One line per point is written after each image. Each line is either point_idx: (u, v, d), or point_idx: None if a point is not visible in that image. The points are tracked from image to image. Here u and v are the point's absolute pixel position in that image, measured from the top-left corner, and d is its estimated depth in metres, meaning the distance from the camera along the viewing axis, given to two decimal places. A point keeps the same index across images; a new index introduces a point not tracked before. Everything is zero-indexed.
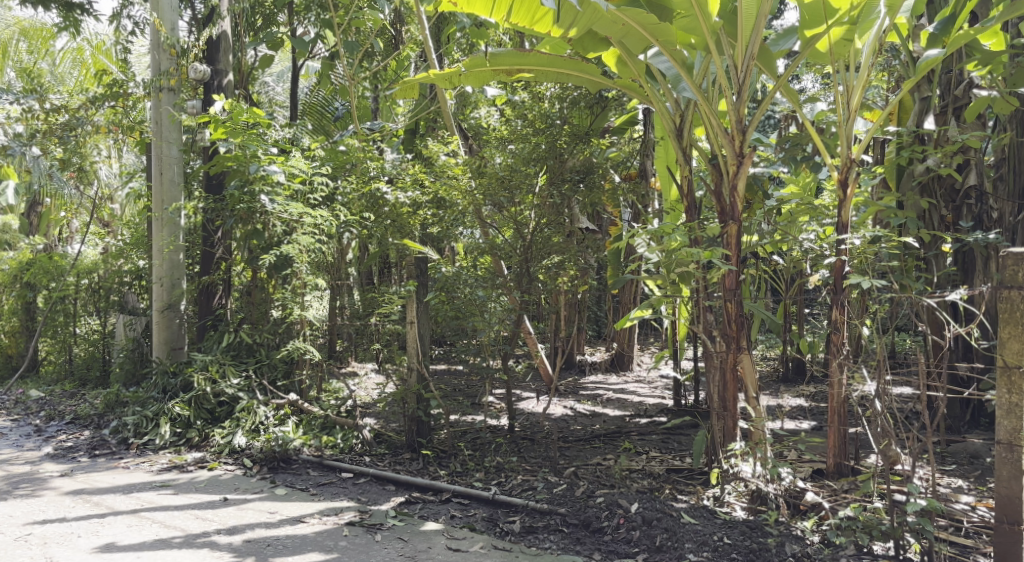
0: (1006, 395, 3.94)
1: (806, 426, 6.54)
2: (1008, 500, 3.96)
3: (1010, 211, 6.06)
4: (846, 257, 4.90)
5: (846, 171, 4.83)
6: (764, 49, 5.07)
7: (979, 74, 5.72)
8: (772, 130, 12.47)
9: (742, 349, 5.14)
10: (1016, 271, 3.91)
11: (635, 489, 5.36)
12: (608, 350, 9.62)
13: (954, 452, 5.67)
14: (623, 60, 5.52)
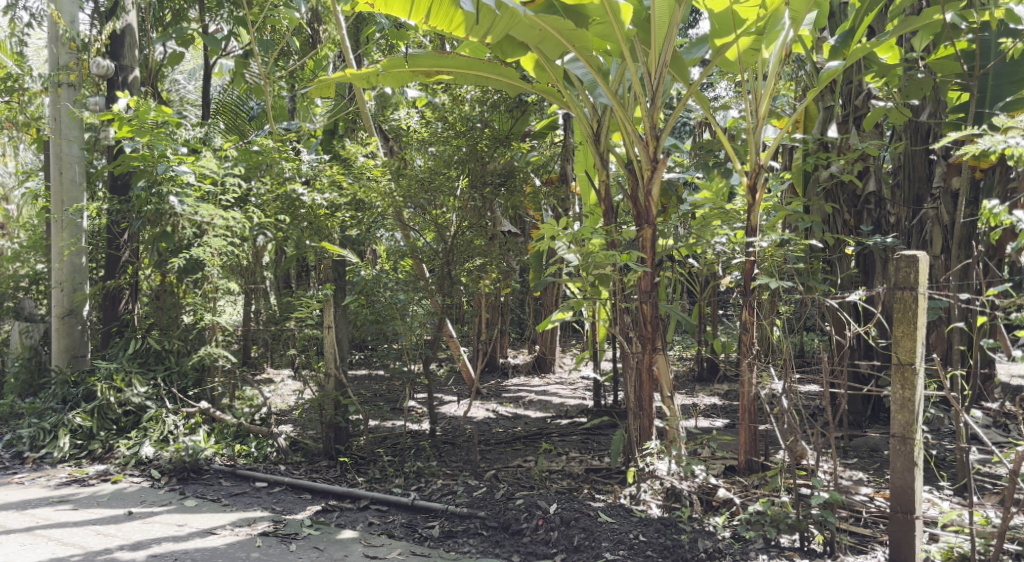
0: (900, 391, 4.13)
1: (719, 424, 6.72)
2: (902, 491, 4.16)
3: (905, 216, 6.37)
4: (754, 259, 5.05)
5: (755, 176, 4.98)
6: (677, 57, 5.16)
7: (876, 85, 6.00)
8: (687, 137, 12.79)
9: (658, 349, 5.31)
10: (908, 273, 4.09)
11: (554, 489, 5.44)
12: (530, 351, 9.69)
13: (856, 447, 5.92)
14: (540, 65, 5.56)
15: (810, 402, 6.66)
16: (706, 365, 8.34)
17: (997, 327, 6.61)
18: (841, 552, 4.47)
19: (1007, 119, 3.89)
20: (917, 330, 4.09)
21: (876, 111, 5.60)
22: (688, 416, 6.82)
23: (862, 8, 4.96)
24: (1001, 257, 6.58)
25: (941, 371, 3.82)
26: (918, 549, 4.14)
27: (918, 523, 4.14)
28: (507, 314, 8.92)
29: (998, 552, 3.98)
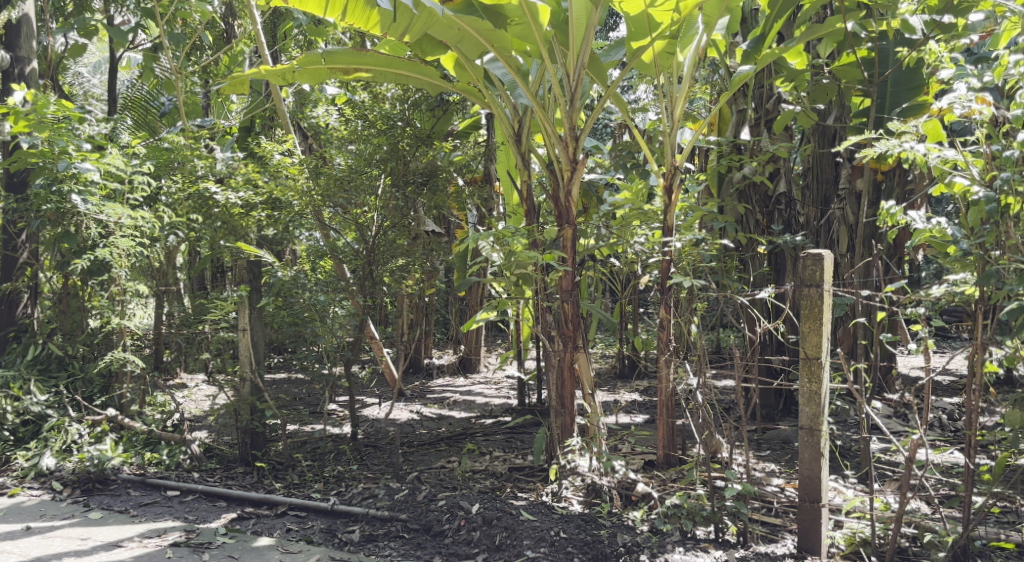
0: (807, 384, 4.27)
1: (639, 420, 6.82)
2: (809, 480, 4.30)
3: (814, 216, 6.52)
4: (671, 258, 5.08)
5: (672, 178, 5.04)
6: (595, 59, 5.19)
7: (785, 89, 6.19)
8: (606, 138, 12.97)
9: (578, 347, 5.33)
10: (814, 271, 4.24)
11: (477, 490, 5.42)
12: (455, 352, 9.66)
13: (768, 439, 6.09)
14: (460, 65, 5.54)
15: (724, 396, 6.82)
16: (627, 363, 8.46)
17: (898, 321, 6.88)
18: (753, 541, 4.60)
19: (901, 125, 4.11)
20: (823, 325, 4.22)
21: (786, 115, 5.80)
22: (608, 413, 6.91)
23: (771, 15, 4.99)
24: (902, 255, 6.86)
25: (845, 366, 3.96)
26: (823, 535, 4.31)
27: (823, 510, 4.30)
28: (430, 313, 8.87)
29: (896, 536, 4.18)
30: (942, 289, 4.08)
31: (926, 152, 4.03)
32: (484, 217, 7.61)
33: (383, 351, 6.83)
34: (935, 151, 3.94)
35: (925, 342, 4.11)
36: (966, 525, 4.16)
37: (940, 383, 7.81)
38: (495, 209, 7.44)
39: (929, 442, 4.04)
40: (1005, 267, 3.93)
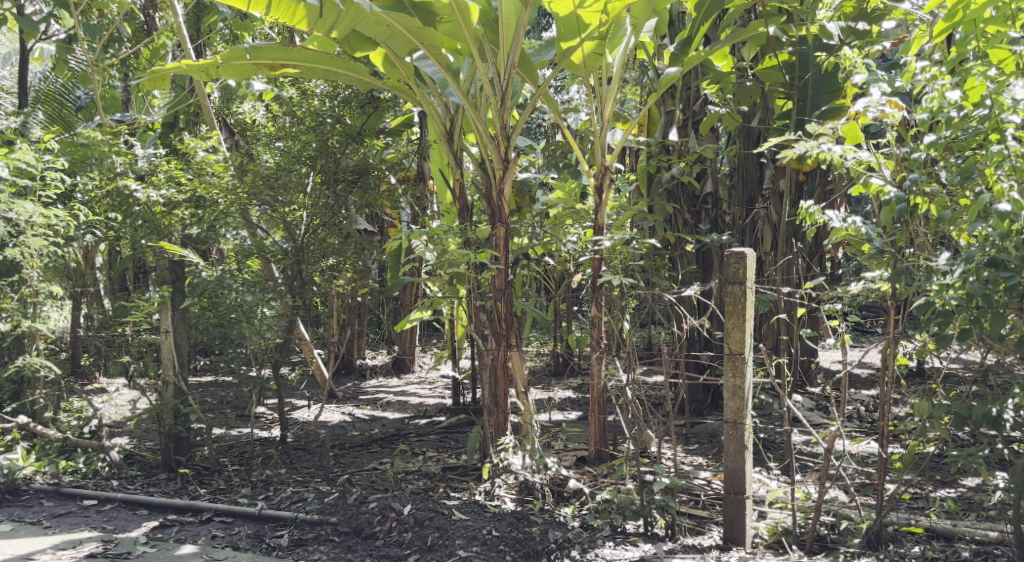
0: (731, 379, 4.34)
1: (572, 417, 6.84)
2: (733, 473, 4.38)
3: (739, 216, 6.60)
4: (602, 258, 5.01)
5: (602, 177, 5.00)
6: (525, 58, 5.16)
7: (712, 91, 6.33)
8: (540, 138, 12.97)
9: (512, 346, 5.19)
10: (738, 269, 4.29)
11: (409, 491, 5.34)
12: (389, 352, 9.56)
13: (696, 434, 6.16)
14: (390, 61, 5.47)
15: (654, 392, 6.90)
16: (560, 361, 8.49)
17: (819, 318, 6.94)
18: (681, 534, 4.67)
19: (819, 126, 4.26)
20: (746, 322, 4.29)
21: (711, 117, 5.91)
22: (541, 411, 6.92)
23: (697, 18, 5.06)
24: (822, 253, 7.05)
25: (768, 362, 4.03)
26: (748, 526, 4.41)
27: (748, 501, 4.39)
28: (362, 313, 8.76)
29: (815, 524, 4.34)
30: (859, 286, 4.27)
31: (842, 153, 4.19)
32: (417, 216, 7.53)
33: (314, 352, 6.74)
34: (852, 152, 4.13)
35: (842, 337, 4.24)
36: (880, 512, 4.32)
37: (860, 376, 8.04)
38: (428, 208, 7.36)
39: (846, 433, 4.16)
40: (914, 265, 4.11)
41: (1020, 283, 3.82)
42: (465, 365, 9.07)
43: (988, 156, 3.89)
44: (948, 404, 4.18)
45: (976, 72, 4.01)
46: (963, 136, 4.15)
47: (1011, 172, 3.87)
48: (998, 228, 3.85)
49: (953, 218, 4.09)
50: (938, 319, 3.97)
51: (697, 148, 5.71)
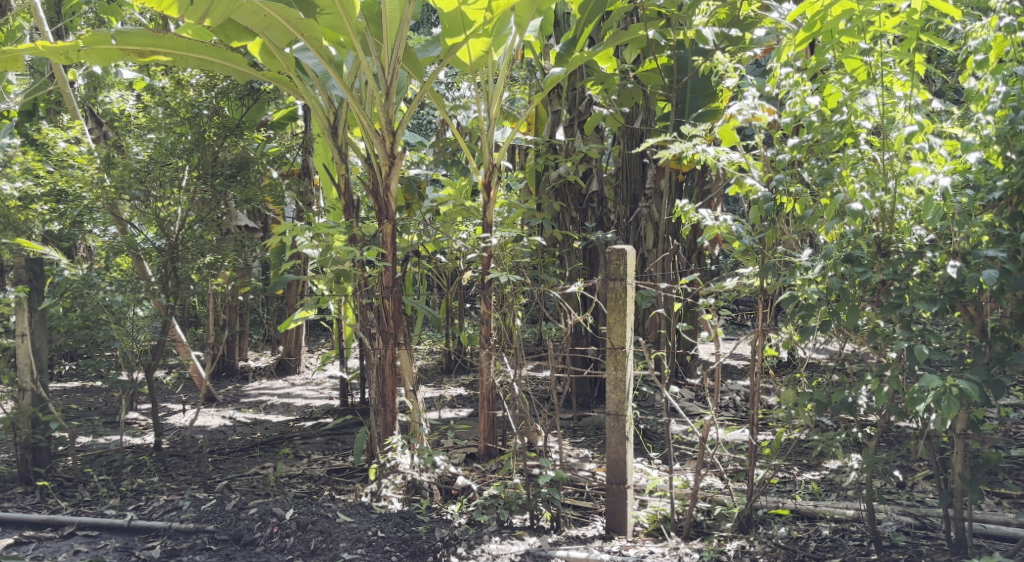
0: (613, 371, 4.43)
1: (462, 414, 6.82)
2: (615, 464, 4.49)
3: (623, 214, 6.78)
4: (490, 254, 4.83)
5: (491, 175, 4.82)
6: (410, 52, 5.07)
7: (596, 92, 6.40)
8: (431, 134, 12.81)
9: (400, 344, 5.03)
10: (619, 265, 4.37)
11: (292, 495, 5.19)
12: (274, 353, 9.29)
13: (583, 427, 6.28)
14: (268, 51, 5.26)
15: (542, 387, 6.99)
16: (450, 359, 8.43)
17: (698, 313, 7.17)
18: (566, 526, 4.75)
19: (692, 128, 4.41)
20: (627, 317, 4.39)
21: (596, 117, 5.94)
22: (430, 409, 6.86)
23: (581, 20, 5.11)
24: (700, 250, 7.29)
25: (647, 356, 4.14)
26: (629, 515, 4.53)
27: (629, 491, 4.52)
28: (245, 313, 8.46)
29: (691, 510, 4.53)
30: (734, 282, 4.57)
31: (716, 154, 4.36)
32: (302, 212, 7.31)
33: (192, 353, 6.47)
34: (724, 154, 4.33)
35: (714, 330, 4.37)
36: (751, 496, 4.52)
37: (735, 367, 8.36)
38: (314, 203, 7.11)
39: (718, 422, 4.35)
40: (779, 260, 4.42)
41: (872, 278, 4.14)
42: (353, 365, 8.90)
43: (844, 159, 4.27)
44: (811, 392, 4.43)
45: (833, 80, 4.31)
46: (826, 140, 4.34)
47: (865, 173, 4.27)
48: (852, 226, 4.23)
49: (813, 217, 4.33)
50: (803, 312, 4.31)
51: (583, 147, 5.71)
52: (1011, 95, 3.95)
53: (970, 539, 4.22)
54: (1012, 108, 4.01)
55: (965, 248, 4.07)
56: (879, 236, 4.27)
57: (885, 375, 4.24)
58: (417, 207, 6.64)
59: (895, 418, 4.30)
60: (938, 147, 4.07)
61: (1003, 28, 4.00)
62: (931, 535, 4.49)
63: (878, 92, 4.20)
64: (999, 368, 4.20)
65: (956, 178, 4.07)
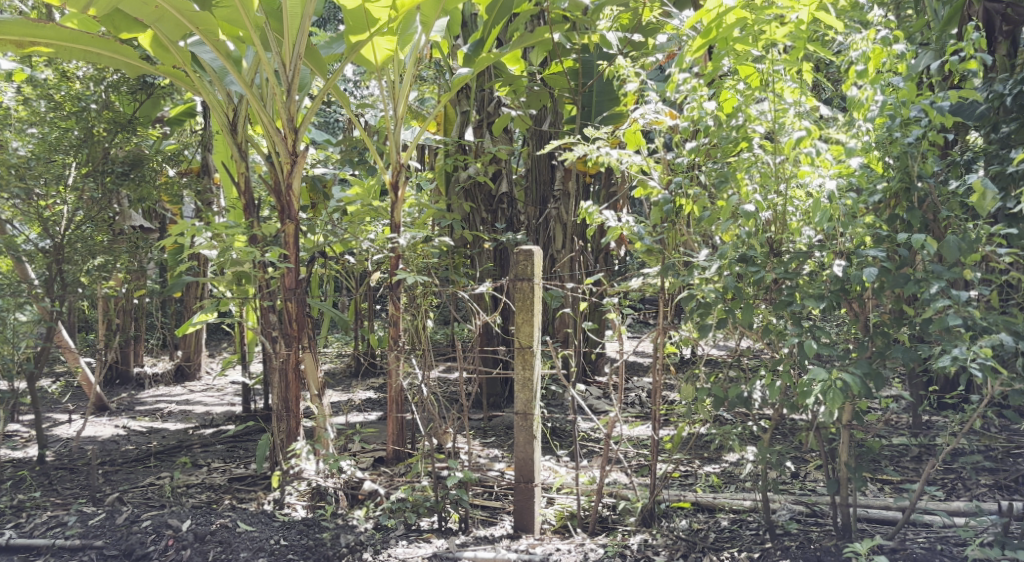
0: (521, 371, 4.46)
1: (371, 418, 6.73)
2: (523, 463, 4.52)
3: (533, 215, 6.87)
4: (399, 255, 4.74)
5: (398, 175, 4.75)
6: (313, 49, 4.97)
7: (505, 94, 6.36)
8: (338, 132, 12.61)
9: (304, 347, 4.93)
10: (526, 266, 4.41)
11: (189, 506, 4.99)
12: (173, 358, 8.93)
13: (494, 427, 6.31)
14: (161, 44, 5.05)
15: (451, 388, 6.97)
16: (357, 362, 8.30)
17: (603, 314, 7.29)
18: (474, 527, 4.75)
19: (596, 131, 4.51)
20: (534, 316, 4.43)
21: (506, 117, 6.04)
22: (336, 414, 6.73)
23: (488, 20, 5.18)
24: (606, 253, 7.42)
25: (555, 354, 4.18)
26: (536, 513, 4.57)
27: (536, 489, 4.56)
28: (141, 317, 8.10)
29: (597, 507, 4.62)
30: (638, 282, 4.67)
31: (618, 157, 4.48)
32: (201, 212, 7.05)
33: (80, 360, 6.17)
34: (626, 157, 4.46)
35: (619, 329, 4.39)
36: (654, 490, 4.64)
37: (638, 364, 8.53)
38: (214, 202, 6.86)
39: (622, 419, 4.43)
40: (678, 260, 4.57)
41: (765, 277, 4.30)
42: (255, 369, 8.64)
43: (739, 162, 4.40)
44: (710, 387, 4.57)
45: (728, 85, 4.51)
46: (722, 144, 4.48)
47: (758, 177, 4.42)
48: (746, 227, 4.40)
49: (710, 219, 4.47)
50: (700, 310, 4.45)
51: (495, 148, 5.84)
52: (888, 105, 4.21)
53: (854, 524, 4.45)
54: (889, 117, 4.35)
55: (849, 248, 4.33)
56: (771, 237, 4.44)
57: (777, 370, 4.43)
58: (322, 207, 6.52)
59: (786, 410, 4.50)
60: (825, 152, 4.29)
61: (880, 40, 4.21)
62: (820, 522, 4.71)
63: (770, 98, 4.37)
64: (880, 361, 4.46)
65: (841, 181, 4.28)
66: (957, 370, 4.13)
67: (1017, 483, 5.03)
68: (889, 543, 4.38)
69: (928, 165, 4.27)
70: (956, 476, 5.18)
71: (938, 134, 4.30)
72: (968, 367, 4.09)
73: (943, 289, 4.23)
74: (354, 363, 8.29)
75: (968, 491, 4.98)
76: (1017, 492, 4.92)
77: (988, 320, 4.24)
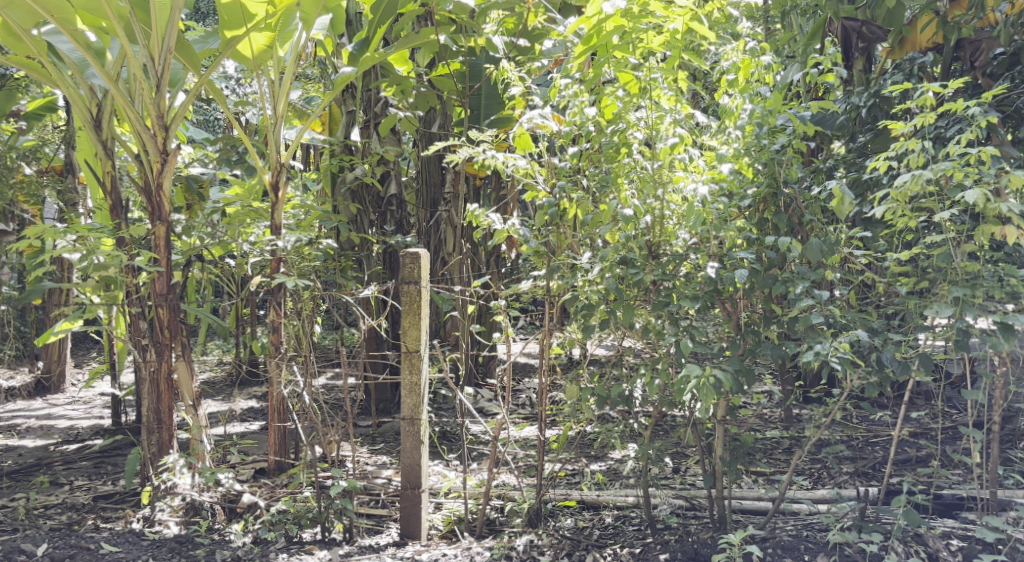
0: (408, 375, 4.40)
1: (252, 428, 6.49)
2: (410, 469, 4.46)
3: (423, 218, 6.85)
4: (282, 257, 4.59)
5: (278, 175, 4.59)
6: (184, 42, 4.72)
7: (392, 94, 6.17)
8: (218, 131, 12.14)
9: (177, 355, 4.64)
10: (413, 269, 4.35)
11: (47, 528, 4.65)
12: (33, 370, 8.32)
13: (383, 433, 6.23)
14: (13, 33, 4.70)
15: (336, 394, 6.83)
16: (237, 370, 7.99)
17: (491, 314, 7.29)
18: (358, 536, 4.65)
19: (481, 133, 4.51)
20: (421, 320, 4.38)
21: (392, 117, 5.90)
22: (214, 424, 6.45)
23: (374, 20, 5.07)
24: (500, 255, 7.38)
25: (441, 356, 4.14)
26: (423, 520, 4.51)
27: (423, 495, 4.50)
28: None
29: (484, 510, 4.62)
30: (527, 284, 4.71)
31: (504, 160, 4.51)
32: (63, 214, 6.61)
33: None
34: (512, 160, 4.50)
35: (507, 332, 4.39)
36: (540, 491, 4.70)
37: (524, 364, 8.60)
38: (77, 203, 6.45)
39: (509, 421, 4.44)
40: (562, 263, 4.63)
41: (644, 278, 4.41)
42: (124, 380, 8.17)
43: (619, 166, 4.50)
44: (594, 387, 4.64)
45: (608, 92, 4.57)
46: (603, 148, 4.60)
47: (637, 182, 4.54)
48: (626, 230, 4.46)
49: (593, 222, 4.54)
50: (583, 311, 4.50)
51: (380, 150, 5.72)
52: (756, 114, 4.41)
53: (728, 515, 4.63)
54: (757, 125, 4.51)
55: (722, 251, 4.51)
56: (650, 240, 4.55)
57: (657, 368, 4.55)
58: (198, 209, 6.24)
59: (665, 407, 4.63)
60: (697, 158, 4.46)
61: (748, 51, 4.44)
62: (698, 515, 4.88)
63: (647, 105, 4.48)
64: (751, 358, 4.66)
65: (713, 187, 4.41)
66: (820, 364, 4.37)
67: (875, 469, 5.39)
68: (760, 532, 4.59)
69: (793, 171, 4.49)
70: (822, 465, 5.50)
71: (801, 142, 4.52)
72: (829, 361, 4.32)
73: (808, 289, 4.45)
74: (233, 372, 7.98)
75: (832, 480, 5.28)
76: (874, 478, 5.26)
77: (847, 317, 4.50)
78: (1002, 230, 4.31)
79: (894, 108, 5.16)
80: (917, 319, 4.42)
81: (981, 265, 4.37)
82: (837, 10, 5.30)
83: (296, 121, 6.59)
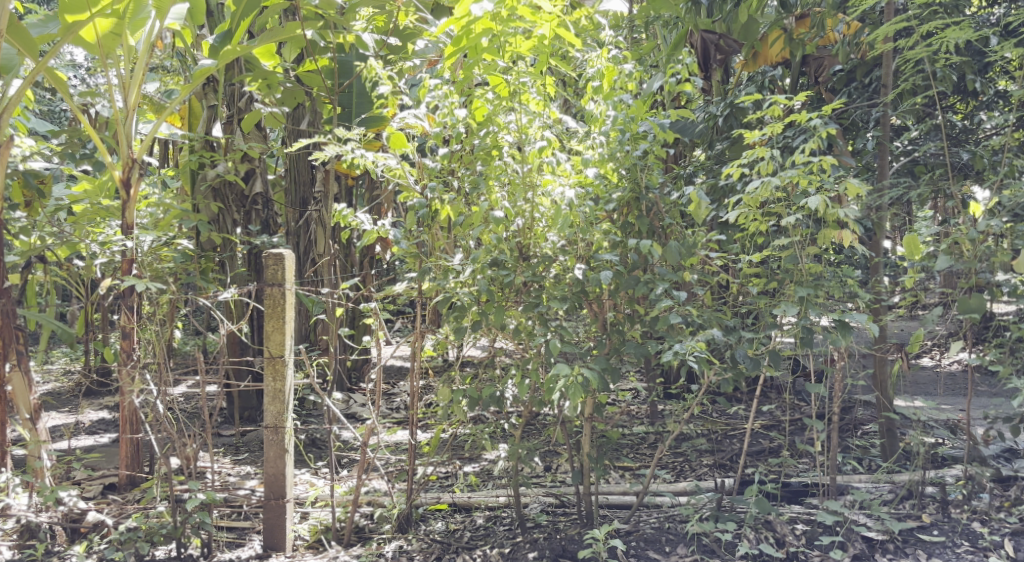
0: (271, 382, 4.23)
1: (100, 441, 6.10)
2: (273, 479, 4.30)
3: (292, 218, 6.62)
4: (135, 256, 4.26)
5: (128, 171, 4.30)
6: (19, 25, 4.39)
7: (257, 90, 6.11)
8: (63, 123, 11.31)
9: (11, 365, 4.27)
10: (276, 270, 4.20)
11: None
12: None
13: (247, 443, 6.03)
14: None
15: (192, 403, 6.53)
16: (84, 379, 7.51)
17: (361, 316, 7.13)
18: (218, 551, 4.45)
19: (348, 132, 4.45)
20: (285, 323, 4.22)
21: (256, 113, 5.79)
22: (56, 439, 6.03)
23: (236, 12, 4.83)
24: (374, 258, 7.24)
25: (305, 361, 4.00)
26: (287, 531, 4.36)
27: (288, 505, 4.35)
28: None
29: (352, 517, 4.51)
30: (402, 286, 4.61)
31: (374, 160, 4.48)
32: None
33: None
34: (382, 160, 4.45)
35: (377, 335, 4.32)
36: (411, 494, 4.65)
37: (393, 368, 8.45)
38: None
39: (379, 426, 4.35)
40: (434, 264, 4.60)
41: (514, 280, 4.43)
42: None
43: (492, 168, 4.50)
44: (466, 388, 4.62)
45: (478, 95, 4.52)
46: (473, 149, 4.56)
47: (507, 184, 4.56)
48: (496, 232, 4.47)
49: (464, 224, 4.52)
50: (454, 314, 4.47)
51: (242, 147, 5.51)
52: (619, 120, 4.54)
53: (595, 510, 4.73)
54: (621, 131, 4.62)
55: (588, 253, 4.57)
56: (519, 242, 4.58)
57: (526, 369, 4.58)
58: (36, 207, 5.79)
59: (535, 407, 4.67)
60: (564, 161, 4.52)
61: (611, 59, 4.56)
62: (567, 511, 4.96)
63: (518, 108, 4.48)
64: (617, 357, 4.76)
65: (580, 190, 4.51)
66: (679, 363, 4.51)
67: (730, 461, 5.65)
68: (624, 526, 4.72)
69: (654, 176, 4.64)
70: (683, 458, 5.73)
71: (661, 148, 4.67)
72: (687, 360, 4.47)
73: (668, 289, 4.57)
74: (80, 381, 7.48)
75: (692, 472, 5.51)
76: (729, 470, 5.51)
77: (704, 316, 4.67)
78: (841, 234, 4.58)
79: (747, 118, 5.42)
80: (767, 318, 4.65)
81: (824, 266, 4.64)
82: (695, 23, 5.58)
83: (151, 114, 6.28)
